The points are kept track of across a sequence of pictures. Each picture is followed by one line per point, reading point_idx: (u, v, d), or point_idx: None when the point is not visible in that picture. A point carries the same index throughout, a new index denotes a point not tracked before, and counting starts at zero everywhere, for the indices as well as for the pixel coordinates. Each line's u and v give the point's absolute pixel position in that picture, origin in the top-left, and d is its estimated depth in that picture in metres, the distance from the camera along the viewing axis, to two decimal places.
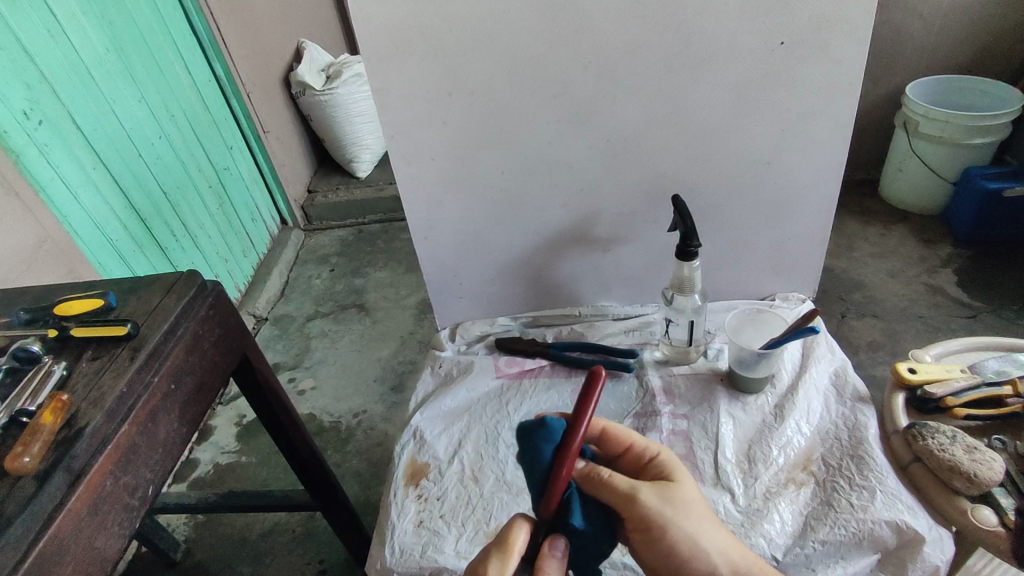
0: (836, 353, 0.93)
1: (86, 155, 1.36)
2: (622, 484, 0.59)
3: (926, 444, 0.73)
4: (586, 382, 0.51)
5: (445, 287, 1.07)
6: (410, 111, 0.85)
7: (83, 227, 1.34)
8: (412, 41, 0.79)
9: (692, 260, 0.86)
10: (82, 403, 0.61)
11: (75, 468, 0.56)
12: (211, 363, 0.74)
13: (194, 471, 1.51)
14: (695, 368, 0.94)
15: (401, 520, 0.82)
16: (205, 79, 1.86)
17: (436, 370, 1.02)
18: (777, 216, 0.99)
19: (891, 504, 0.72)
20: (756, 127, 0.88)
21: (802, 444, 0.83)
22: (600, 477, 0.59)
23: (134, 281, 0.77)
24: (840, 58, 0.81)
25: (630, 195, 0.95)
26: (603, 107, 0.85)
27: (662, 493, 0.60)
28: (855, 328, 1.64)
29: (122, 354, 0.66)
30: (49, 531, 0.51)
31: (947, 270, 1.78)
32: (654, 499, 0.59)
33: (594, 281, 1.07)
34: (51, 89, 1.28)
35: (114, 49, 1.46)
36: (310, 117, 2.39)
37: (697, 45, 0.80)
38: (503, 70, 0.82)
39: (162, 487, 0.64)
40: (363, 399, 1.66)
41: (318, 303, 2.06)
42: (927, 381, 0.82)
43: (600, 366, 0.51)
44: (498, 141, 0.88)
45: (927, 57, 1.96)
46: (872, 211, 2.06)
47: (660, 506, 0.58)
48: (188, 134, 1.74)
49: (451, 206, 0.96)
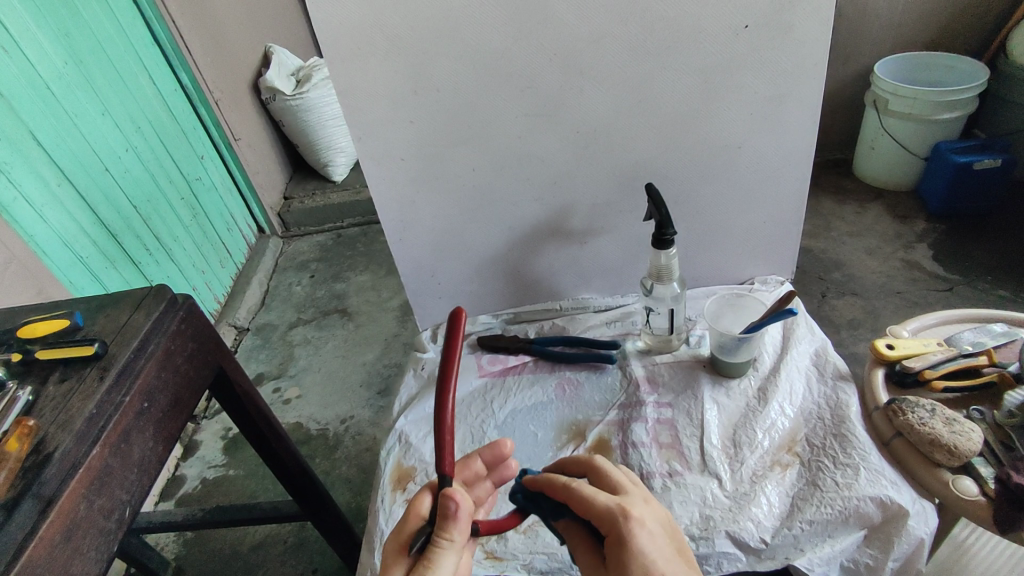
0: (816, 333, 0.94)
1: (49, 172, 1.33)
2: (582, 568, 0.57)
3: (907, 419, 0.74)
4: (450, 322, 0.61)
5: (424, 287, 1.06)
6: (375, 112, 0.84)
7: (50, 244, 1.30)
8: (374, 41, 0.78)
9: (668, 248, 0.86)
10: (50, 426, 0.59)
11: (45, 495, 0.54)
12: (186, 378, 0.72)
13: (181, 488, 1.49)
14: (678, 356, 0.94)
15: (390, 525, 0.81)
16: (170, 89, 1.82)
17: (419, 373, 1.01)
18: (750, 200, 0.99)
19: (875, 480, 0.73)
20: (724, 113, 0.88)
21: (786, 426, 0.83)
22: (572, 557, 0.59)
23: (102, 298, 0.75)
24: (804, 40, 0.82)
25: (604, 186, 0.95)
26: (571, 101, 0.85)
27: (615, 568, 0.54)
28: (836, 307, 1.66)
29: (90, 374, 0.64)
30: (20, 561, 0.50)
31: (922, 245, 1.80)
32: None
33: (574, 274, 1.06)
34: (10, 106, 1.25)
35: (73, 62, 1.42)
36: (282, 123, 2.35)
37: (663, 32, 0.80)
38: (468, 66, 0.81)
39: (140, 509, 0.63)
40: (350, 405, 1.64)
41: (299, 310, 2.04)
42: (905, 356, 0.83)
43: (461, 308, 0.62)
44: (467, 138, 0.88)
45: (893, 35, 1.98)
46: (846, 190, 2.08)
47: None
48: (156, 145, 1.71)
49: (425, 206, 0.95)
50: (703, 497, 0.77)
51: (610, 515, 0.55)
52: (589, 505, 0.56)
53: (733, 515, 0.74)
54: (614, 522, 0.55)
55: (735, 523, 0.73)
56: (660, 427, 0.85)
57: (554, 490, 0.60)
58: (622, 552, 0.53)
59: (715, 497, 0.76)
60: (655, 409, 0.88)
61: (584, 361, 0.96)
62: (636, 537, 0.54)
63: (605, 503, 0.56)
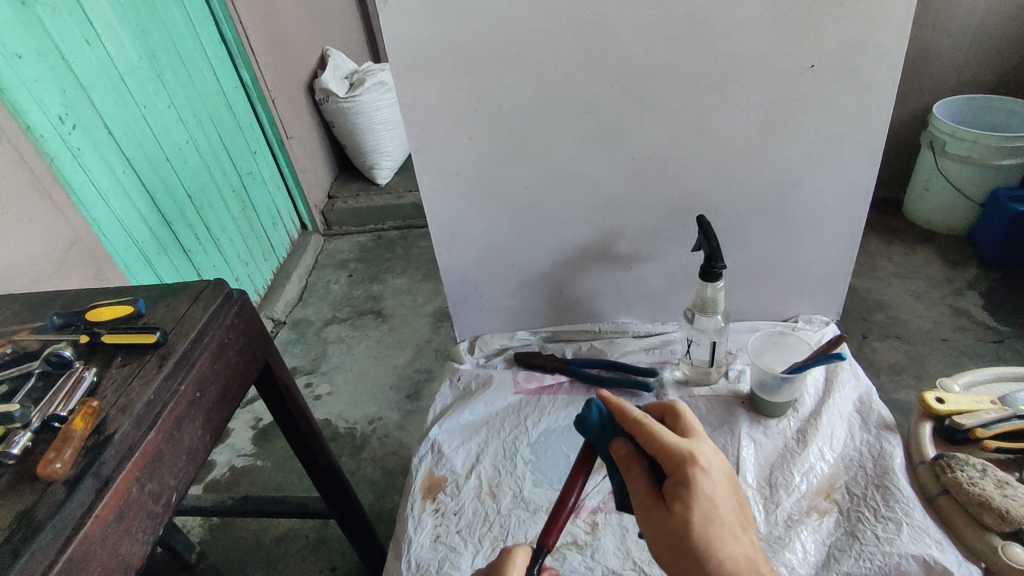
0: (860, 379, 0.92)
1: (116, 159, 1.38)
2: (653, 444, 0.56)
3: (955, 477, 0.72)
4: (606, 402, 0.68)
5: (465, 298, 1.07)
6: (435, 126, 0.86)
7: (110, 228, 1.36)
8: (440, 57, 0.80)
9: (716, 281, 0.85)
10: (112, 408, 0.62)
11: (103, 475, 0.56)
12: (235, 371, 0.75)
13: (211, 473, 1.53)
14: (716, 389, 0.93)
15: (418, 534, 0.81)
16: (232, 85, 1.88)
17: (455, 383, 1.01)
18: (802, 237, 0.98)
19: (918, 538, 0.71)
20: (783, 150, 0.87)
21: (825, 471, 0.81)
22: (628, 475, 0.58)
23: (164, 288, 0.78)
24: (871, 82, 0.81)
25: (654, 214, 0.95)
26: (629, 127, 0.85)
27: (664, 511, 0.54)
28: (878, 350, 1.61)
29: (150, 361, 0.67)
30: (78, 537, 0.52)
31: (972, 293, 1.75)
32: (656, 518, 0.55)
33: (615, 297, 1.06)
34: (86, 95, 1.31)
35: (146, 56, 1.49)
36: (333, 123, 2.41)
37: (727, 67, 0.80)
38: (530, 88, 0.82)
39: (185, 494, 0.65)
40: (378, 406, 1.67)
41: (335, 308, 2.07)
42: (955, 411, 0.80)
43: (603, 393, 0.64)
44: (522, 157, 0.89)
45: (955, 76, 1.94)
46: (895, 230, 2.04)
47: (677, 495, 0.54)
48: (214, 139, 1.77)
49: (475, 220, 0.96)
50: None
51: (680, 455, 0.55)
52: (661, 441, 0.56)
53: (766, 558, 0.73)
54: (679, 463, 0.54)
55: None
56: None
57: (628, 419, 0.59)
58: (690, 478, 0.54)
59: None
60: None
61: (620, 386, 0.96)
62: (703, 484, 0.53)
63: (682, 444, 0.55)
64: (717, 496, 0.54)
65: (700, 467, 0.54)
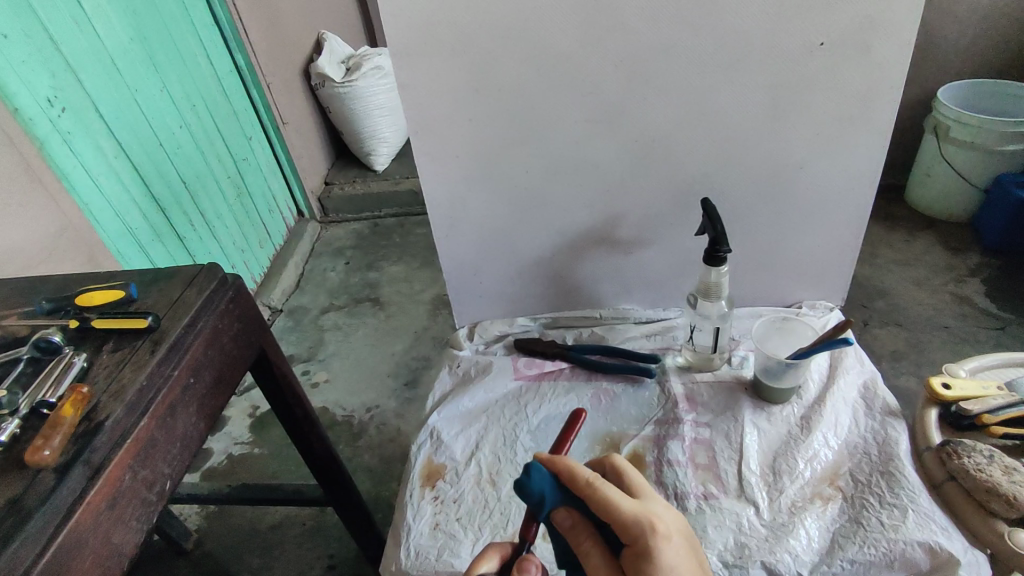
0: (865, 365, 0.90)
1: (108, 143, 1.36)
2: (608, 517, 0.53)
3: (962, 463, 0.72)
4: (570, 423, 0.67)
5: (465, 285, 1.06)
6: (434, 108, 0.83)
7: (103, 214, 1.34)
8: (439, 35, 0.77)
9: (720, 266, 0.84)
10: (103, 394, 0.60)
11: (94, 462, 0.55)
12: (230, 357, 0.73)
13: (207, 461, 1.52)
14: (719, 376, 0.92)
15: (417, 521, 0.80)
16: (226, 69, 1.85)
17: (454, 370, 1.00)
18: (807, 222, 0.96)
19: (924, 524, 0.70)
20: (790, 132, 0.85)
21: (829, 457, 0.80)
22: (580, 547, 0.55)
23: (156, 272, 0.76)
24: (882, 61, 0.79)
25: (657, 198, 0.93)
26: (633, 108, 0.83)
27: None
28: (878, 337, 1.61)
29: (143, 346, 0.65)
30: (68, 525, 0.51)
31: (974, 279, 1.74)
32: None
33: (617, 283, 1.05)
34: (76, 78, 1.28)
35: (138, 39, 1.46)
36: (330, 109, 2.38)
37: (734, 46, 0.78)
38: (532, 67, 0.80)
39: (180, 481, 0.64)
40: (376, 394, 1.65)
41: (332, 295, 2.05)
42: (962, 397, 0.79)
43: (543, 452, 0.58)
44: (523, 140, 0.87)
45: (960, 60, 1.91)
46: (897, 217, 2.02)
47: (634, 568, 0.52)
48: (208, 124, 1.74)
49: (475, 204, 0.94)
50: (739, 523, 0.75)
51: (635, 525, 0.52)
52: (613, 511, 0.53)
53: (770, 545, 0.72)
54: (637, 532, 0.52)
55: (771, 554, 0.71)
56: (697, 446, 0.83)
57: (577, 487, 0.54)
58: (644, 555, 0.52)
59: (752, 525, 0.74)
60: (692, 428, 0.86)
61: (622, 372, 0.94)
62: (658, 553, 0.51)
63: (635, 514, 0.53)
64: (676, 560, 0.52)
65: (661, 537, 0.52)
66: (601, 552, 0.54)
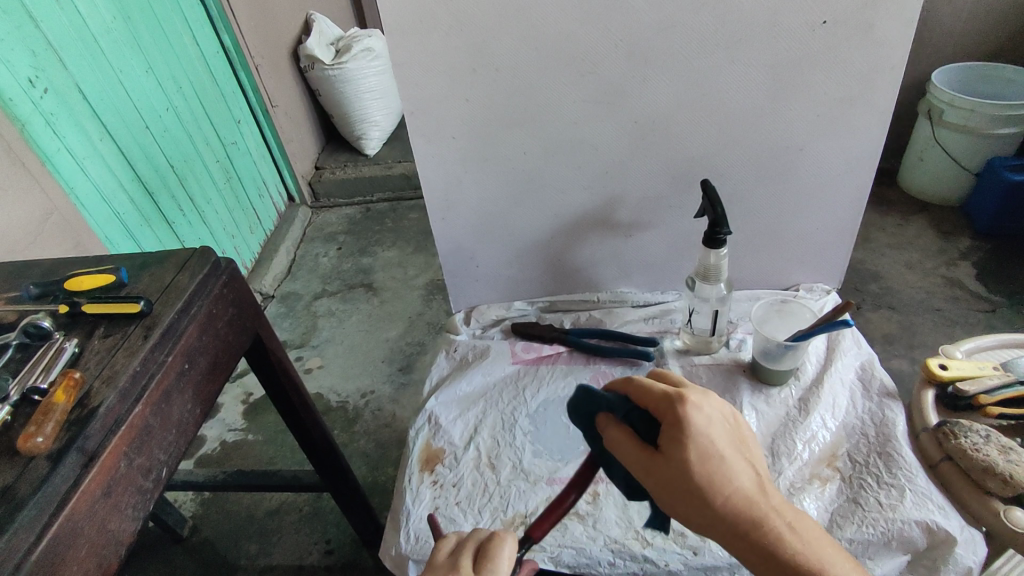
0: (862, 347, 0.91)
1: (93, 125, 1.33)
2: (659, 402, 0.54)
3: (959, 443, 0.72)
4: None
5: (461, 269, 1.05)
6: (430, 88, 0.82)
7: (89, 198, 1.31)
8: (436, 12, 0.75)
9: (720, 248, 0.83)
10: (95, 380, 0.59)
11: (88, 449, 0.54)
12: (225, 343, 0.72)
13: (201, 448, 1.51)
14: (717, 358, 0.92)
15: (417, 506, 0.80)
16: (212, 50, 1.80)
17: (450, 354, 0.99)
18: (805, 204, 0.96)
19: (921, 504, 0.70)
20: (791, 112, 0.85)
21: (827, 439, 0.81)
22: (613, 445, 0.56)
23: (147, 256, 0.75)
24: (885, 40, 0.78)
25: (656, 180, 0.92)
26: (632, 88, 0.82)
27: (665, 471, 0.52)
28: (872, 320, 1.62)
29: (134, 332, 0.64)
30: (62, 513, 0.50)
31: (965, 262, 1.75)
32: (659, 482, 0.53)
33: (614, 266, 1.05)
34: (57, 57, 1.24)
35: (121, 18, 1.42)
36: (319, 92, 2.34)
37: (736, 24, 0.76)
38: (530, 46, 0.78)
39: (176, 469, 0.63)
40: (371, 379, 1.65)
41: (325, 281, 2.04)
42: (958, 378, 0.80)
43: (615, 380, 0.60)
44: (522, 120, 0.85)
45: (954, 42, 1.91)
46: (890, 201, 2.03)
47: (677, 452, 0.52)
48: (195, 106, 1.70)
49: (471, 186, 0.93)
50: None
51: (666, 402, 0.53)
52: (649, 397, 0.55)
53: None
54: (670, 407, 0.53)
55: None
56: None
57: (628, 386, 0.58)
58: (679, 431, 0.52)
59: None
60: None
61: (620, 356, 0.94)
62: (694, 430, 0.51)
63: (669, 396, 0.53)
64: (712, 435, 0.52)
65: (689, 412, 0.52)
66: (630, 444, 0.55)
